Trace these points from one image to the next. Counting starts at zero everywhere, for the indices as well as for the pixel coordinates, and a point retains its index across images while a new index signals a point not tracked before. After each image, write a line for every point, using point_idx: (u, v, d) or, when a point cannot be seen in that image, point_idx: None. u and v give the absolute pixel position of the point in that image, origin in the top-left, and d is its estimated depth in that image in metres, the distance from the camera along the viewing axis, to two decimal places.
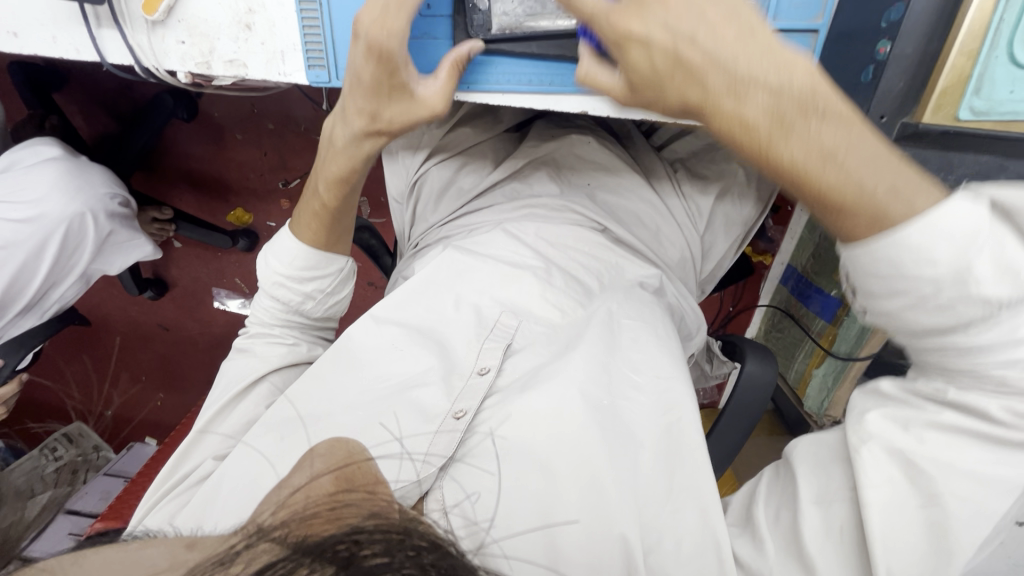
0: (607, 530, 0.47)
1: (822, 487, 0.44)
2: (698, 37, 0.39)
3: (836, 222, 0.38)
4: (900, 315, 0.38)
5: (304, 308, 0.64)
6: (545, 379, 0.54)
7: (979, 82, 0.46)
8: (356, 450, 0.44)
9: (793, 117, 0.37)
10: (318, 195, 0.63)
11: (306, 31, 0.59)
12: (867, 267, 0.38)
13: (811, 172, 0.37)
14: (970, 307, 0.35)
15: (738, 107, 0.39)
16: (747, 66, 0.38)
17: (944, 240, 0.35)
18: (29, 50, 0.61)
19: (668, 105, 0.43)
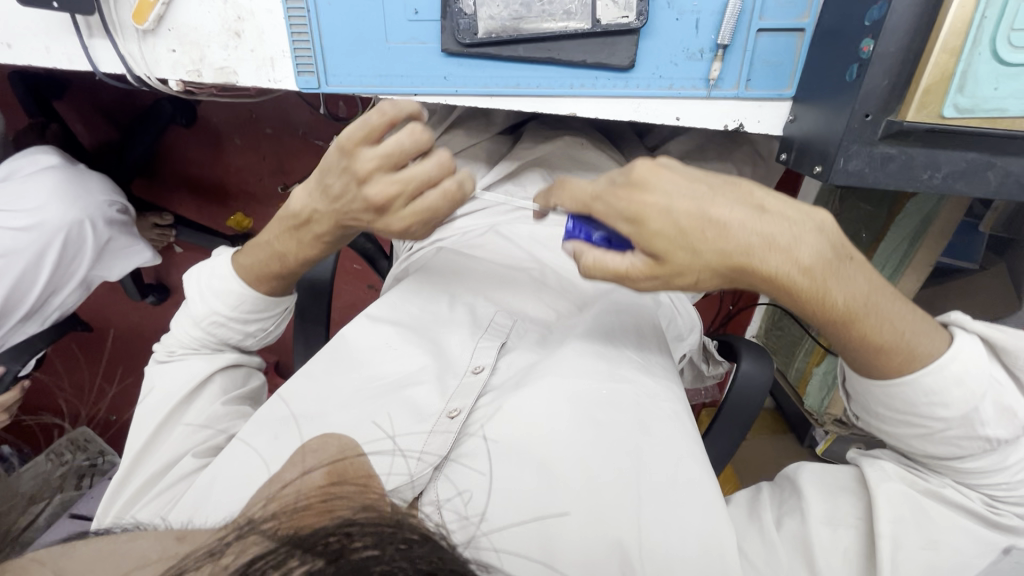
0: (604, 532, 0.46)
1: (831, 511, 0.46)
2: (720, 211, 0.39)
3: (867, 360, 0.42)
4: (913, 439, 0.44)
5: (242, 344, 0.63)
6: (538, 376, 0.54)
7: (963, 80, 0.45)
8: (348, 445, 0.46)
9: (839, 263, 0.39)
10: (278, 259, 0.57)
11: (295, 38, 0.59)
12: (887, 402, 0.43)
13: (855, 315, 0.39)
14: (970, 441, 0.42)
15: (783, 263, 0.38)
16: (780, 227, 0.38)
17: (956, 386, 0.41)
18: (23, 60, 0.62)
19: (687, 280, 0.41)
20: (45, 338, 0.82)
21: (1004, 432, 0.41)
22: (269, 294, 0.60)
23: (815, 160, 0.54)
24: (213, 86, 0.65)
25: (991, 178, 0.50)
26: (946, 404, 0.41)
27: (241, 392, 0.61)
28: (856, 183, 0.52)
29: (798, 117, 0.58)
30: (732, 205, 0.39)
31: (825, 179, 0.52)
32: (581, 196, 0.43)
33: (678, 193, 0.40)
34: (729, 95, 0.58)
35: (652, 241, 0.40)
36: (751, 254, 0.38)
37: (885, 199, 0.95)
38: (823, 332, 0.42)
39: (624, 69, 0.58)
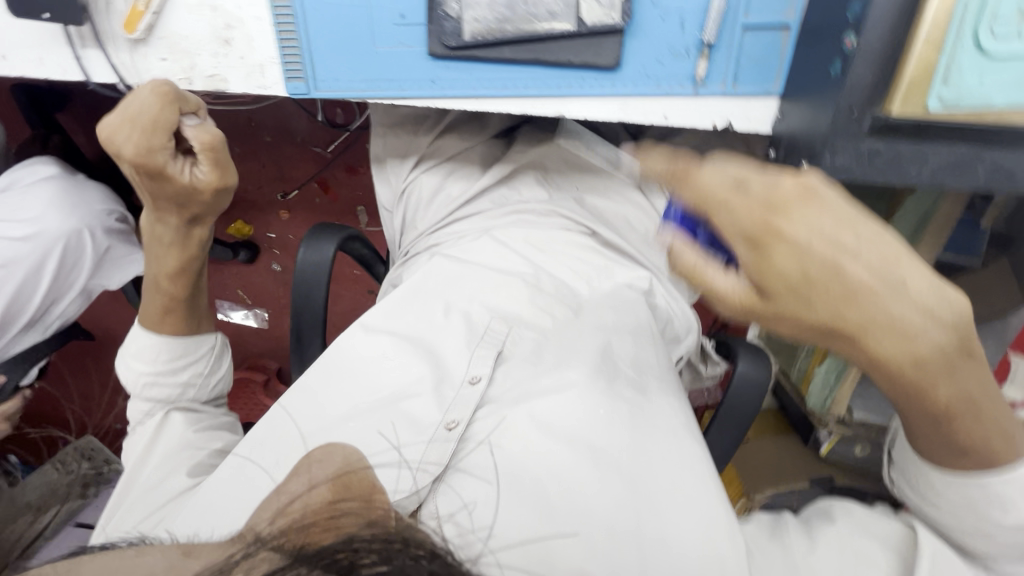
0: (602, 557, 0.45)
1: (867, 551, 0.44)
2: (864, 270, 0.34)
3: (936, 443, 0.40)
4: (951, 516, 0.42)
5: (188, 398, 0.63)
6: (539, 395, 0.53)
7: (947, 73, 0.45)
8: (353, 458, 0.47)
9: (960, 363, 0.36)
10: (160, 289, 0.62)
11: (283, 44, 0.60)
12: (949, 482, 0.42)
13: (953, 412, 0.38)
14: (1023, 539, 0.40)
15: (897, 351, 0.35)
16: (922, 308, 0.34)
17: (1022, 496, 0.39)
18: (16, 72, 0.62)
19: (797, 329, 0.37)
20: (46, 349, 0.83)
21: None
22: (176, 336, 0.63)
23: (801, 155, 0.54)
24: (205, 94, 0.66)
25: (980, 172, 0.49)
26: (1011, 507, 0.39)
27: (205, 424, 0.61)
28: (844, 179, 0.51)
29: (786, 113, 0.57)
30: (881, 260, 0.34)
31: (812, 176, 0.52)
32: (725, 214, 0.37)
33: (839, 235, 0.34)
34: (716, 92, 0.59)
35: (768, 279, 0.36)
36: (867, 330, 0.34)
37: (882, 197, 0.95)
38: (903, 406, 0.39)
39: (611, 69, 0.59)
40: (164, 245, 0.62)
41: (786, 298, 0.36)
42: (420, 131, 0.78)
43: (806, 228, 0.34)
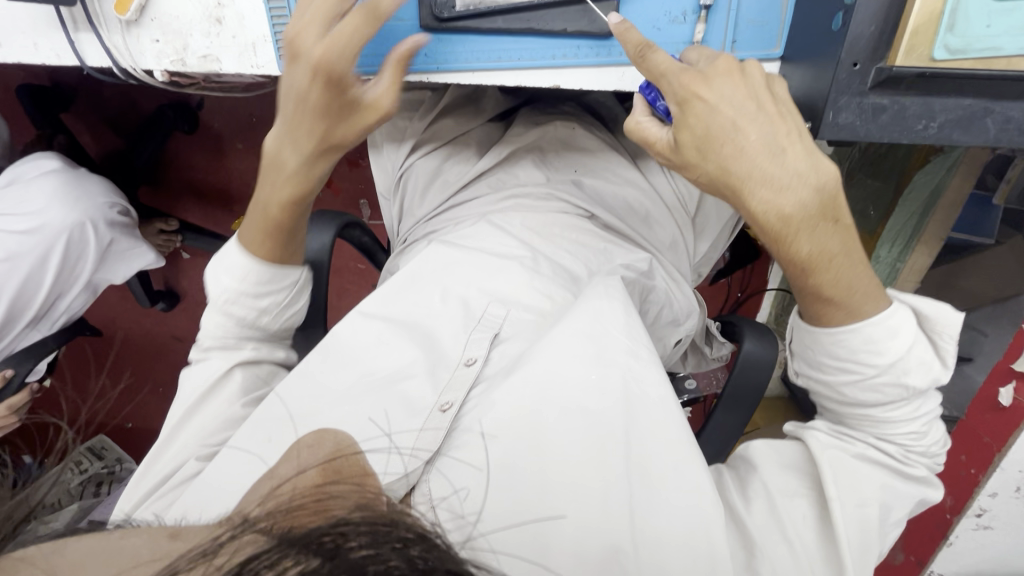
0: (597, 536, 0.44)
1: (786, 484, 0.48)
2: (751, 123, 0.44)
3: (820, 309, 0.47)
4: (850, 388, 0.48)
5: (261, 323, 0.60)
6: (526, 363, 0.51)
7: (953, 18, 0.44)
8: (344, 443, 0.46)
9: (822, 221, 0.44)
10: (267, 215, 0.58)
11: (275, 20, 0.59)
12: (827, 347, 0.48)
13: (817, 267, 0.45)
14: (893, 388, 0.47)
15: (775, 198, 0.43)
16: (793, 163, 0.43)
17: (888, 336, 0.46)
18: (12, 58, 0.62)
19: (710, 166, 0.46)
20: (53, 341, 0.83)
21: (922, 383, 0.47)
22: (269, 259, 0.59)
23: (805, 118, 0.52)
24: (199, 76, 0.65)
25: (990, 125, 0.48)
26: (881, 352, 0.46)
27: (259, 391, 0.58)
28: (848, 137, 0.50)
29: (786, 76, 0.56)
30: (773, 127, 0.45)
31: (815, 136, 0.50)
32: (659, 75, 0.49)
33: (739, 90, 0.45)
34: None
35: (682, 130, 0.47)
36: (743, 182, 0.44)
37: (892, 174, 0.92)
38: (785, 269, 0.47)
39: (605, 36, 0.58)
40: (283, 173, 0.58)
41: (690, 152, 0.47)
42: (416, 117, 0.78)
43: (715, 88, 0.46)
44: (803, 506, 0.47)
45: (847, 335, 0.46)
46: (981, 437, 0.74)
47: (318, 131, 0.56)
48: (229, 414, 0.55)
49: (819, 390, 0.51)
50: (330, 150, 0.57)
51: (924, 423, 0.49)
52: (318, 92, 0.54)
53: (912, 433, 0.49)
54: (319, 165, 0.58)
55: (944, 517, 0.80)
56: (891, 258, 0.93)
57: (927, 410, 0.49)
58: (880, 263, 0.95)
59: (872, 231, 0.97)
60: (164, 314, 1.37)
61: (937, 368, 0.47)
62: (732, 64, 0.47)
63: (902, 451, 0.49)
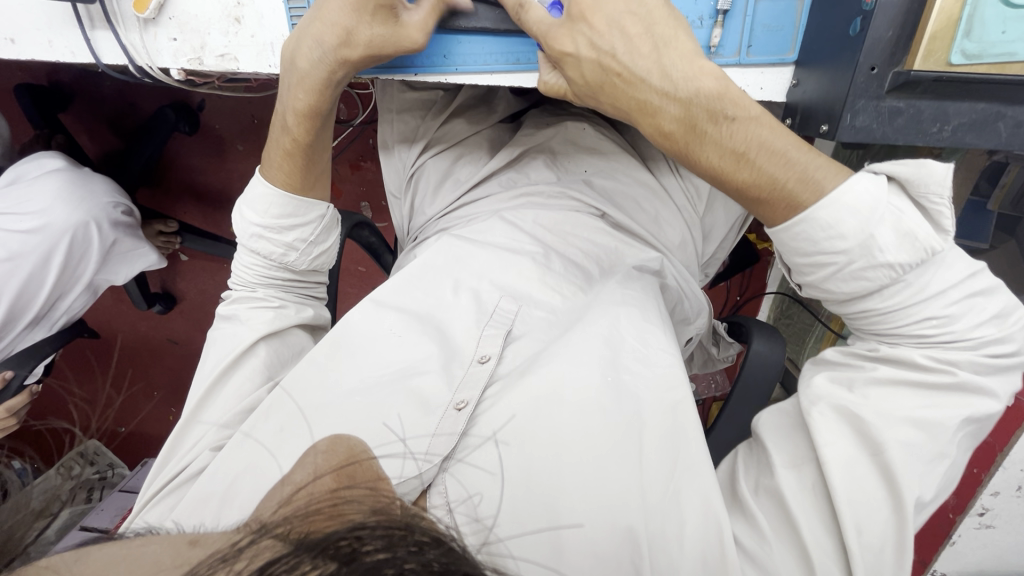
0: (615, 527, 0.45)
1: (792, 453, 0.47)
2: (622, 50, 0.48)
3: (759, 209, 0.48)
4: (831, 281, 0.47)
5: (288, 261, 0.62)
6: (546, 361, 0.53)
7: (970, 25, 0.45)
8: (357, 447, 0.45)
9: (709, 124, 0.46)
10: (288, 131, 0.61)
11: (293, 19, 0.59)
12: (794, 245, 0.47)
13: (731, 170, 0.47)
14: (877, 271, 0.45)
15: (656, 118, 0.48)
16: (652, 77, 0.47)
17: (849, 216, 0.44)
18: (26, 55, 0.62)
19: (606, 105, 0.51)
20: (52, 342, 0.82)
21: (907, 257, 0.44)
22: (288, 181, 0.62)
23: (821, 120, 0.53)
24: (215, 74, 0.65)
25: (1002, 129, 0.50)
26: (842, 236, 0.44)
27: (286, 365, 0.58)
28: (864, 139, 0.51)
29: (800, 82, 0.56)
30: (636, 52, 0.47)
31: (832, 138, 0.51)
32: (533, 29, 0.52)
33: (596, 27, 0.48)
34: (730, 62, 0.56)
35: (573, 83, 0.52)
36: (630, 115, 0.50)
37: None
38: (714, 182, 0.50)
39: None
40: (297, 77, 0.57)
41: (585, 97, 0.53)
42: (427, 116, 0.77)
43: (577, 34, 0.49)
44: (812, 471, 0.44)
45: (789, 228, 0.46)
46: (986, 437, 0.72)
47: (352, 31, 0.54)
48: (246, 401, 0.54)
49: (824, 298, 0.50)
50: (347, 64, 0.56)
51: (947, 304, 0.45)
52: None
53: (932, 318, 0.45)
54: (338, 77, 0.57)
55: (948, 516, 0.78)
56: None
57: (939, 287, 0.45)
58: None
59: None
60: (160, 317, 1.36)
61: (926, 235, 0.44)
62: None
63: (927, 355, 0.45)
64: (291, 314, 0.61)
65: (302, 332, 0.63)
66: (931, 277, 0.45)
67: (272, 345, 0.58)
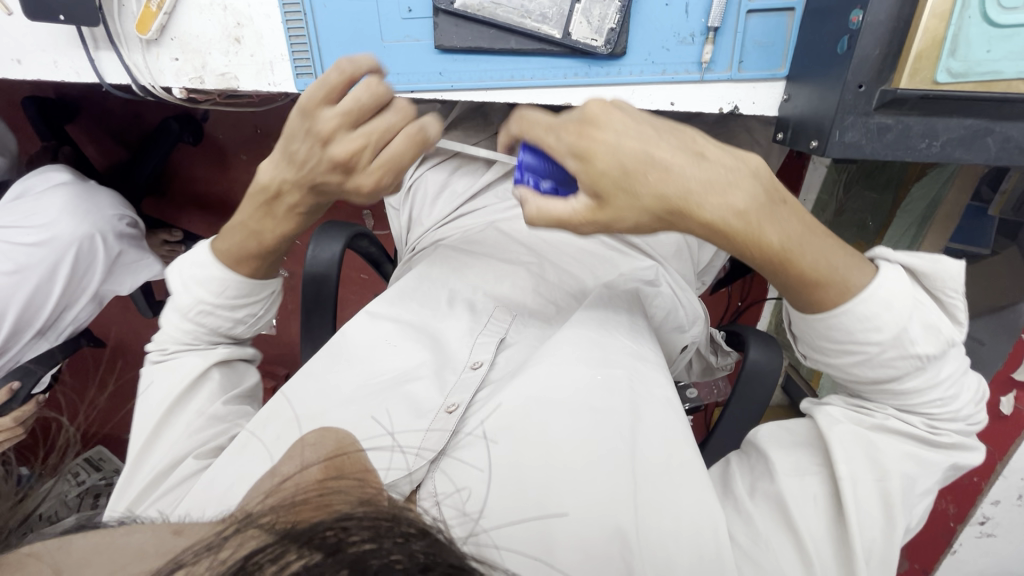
0: (604, 524, 0.44)
1: (795, 463, 0.47)
2: (654, 149, 0.40)
3: (813, 295, 0.43)
4: (855, 366, 0.45)
5: (234, 332, 0.58)
6: (536, 361, 0.53)
7: (954, 44, 0.45)
8: (346, 440, 0.45)
9: (774, 203, 0.40)
10: (260, 239, 0.52)
11: (293, 39, 0.61)
12: (824, 331, 0.44)
13: (798, 252, 0.41)
14: (904, 360, 0.43)
15: (723, 203, 0.39)
16: (701, 180, 0.39)
17: (886, 310, 0.42)
18: (31, 75, 0.64)
19: (651, 194, 0.40)
20: (57, 353, 0.83)
21: (932, 348, 0.43)
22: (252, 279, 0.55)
23: (811, 134, 0.53)
24: (216, 92, 0.67)
25: (990, 144, 0.50)
26: (880, 328, 0.42)
27: (241, 392, 0.57)
28: (853, 155, 0.51)
29: (792, 96, 0.57)
30: (671, 141, 0.40)
31: (822, 153, 0.52)
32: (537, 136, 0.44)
33: (618, 121, 0.41)
34: (721, 77, 0.58)
35: (597, 181, 0.40)
36: (689, 199, 0.39)
37: (890, 186, 0.95)
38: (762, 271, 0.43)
39: (616, 57, 0.59)
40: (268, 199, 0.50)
41: (615, 200, 0.40)
42: None
43: (602, 125, 0.41)
44: (814, 484, 0.45)
45: (841, 317, 0.43)
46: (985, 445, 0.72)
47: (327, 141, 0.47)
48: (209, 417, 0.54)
49: (831, 370, 0.47)
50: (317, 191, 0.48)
51: (952, 387, 0.45)
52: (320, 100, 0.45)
53: (937, 400, 0.45)
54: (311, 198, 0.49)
55: (948, 525, 0.79)
56: None
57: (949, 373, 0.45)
58: None
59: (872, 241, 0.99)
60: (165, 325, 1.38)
61: (950, 328, 0.43)
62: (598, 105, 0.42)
63: (930, 423, 0.45)
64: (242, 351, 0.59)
65: (245, 362, 0.61)
66: (946, 370, 0.44)
67: (223, 370, 0.57)
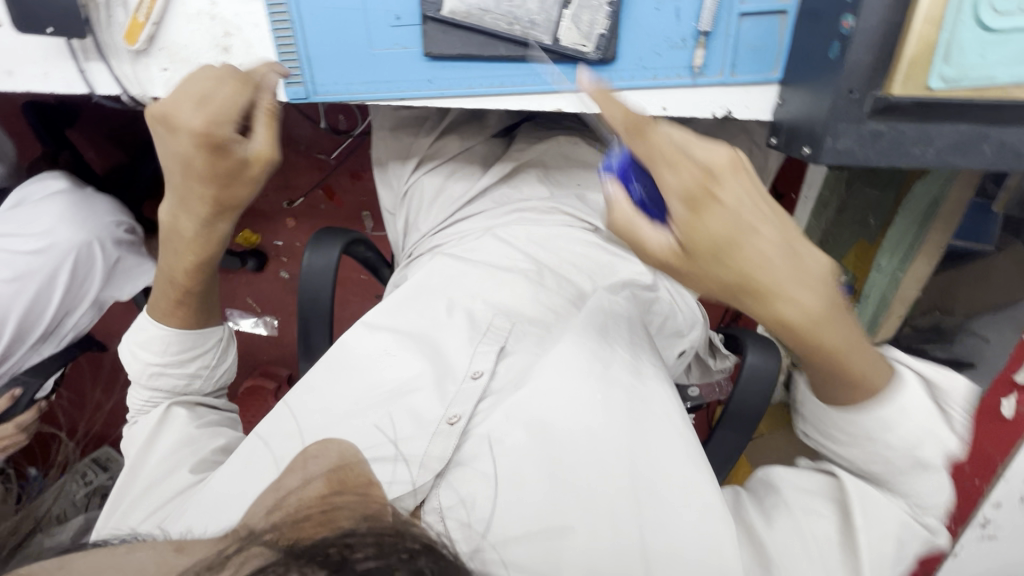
0: (611, 541, 0.45)
1: (807, 503, 0.47)
2: (759, 225, 0.37)
3: (841, 388, 0.43)
4: (856, 452, 0.45)
5: (194, 388, 0.61)
6: (534, 375, 0.52)
7: (947, 50, 0.44)
8: (347, 451, 0.47)
9: (842, 309, 0.40)
10: (174, 282, 0.58)
11: (282, 49, 0.61)
12: (841, 419, 0.45)
13: (845, 356, 0.41)
14: (898, 459, 0.44)
15: (803, 300, 0.38)
16: (790, 274, 0.37)
17: (901, 416, 0.43)
18: (22, 87, 0.63)
19: (726, 277, 0.38)
20: (59, 360, 0.84)
21: (927, 457, 0.43)
22: (187, 326, 0.60)
23: (803, 141, 0.53)
24: None
25: (986, 150, 0.49)
26: (889, 428, 0.43)
27: (213, 417, 0.60)
28: (846, 162, 0.51)
29: (787, 100, 0.56)
30: (778, 225, 0.38)
31: (815, 160, 0.51)
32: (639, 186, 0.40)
33: (738, 198, 0.37)
34: (714, 82, 0.57)
35: (694, 244, 0.38)
36: (768, 288, 0.37)
37: (891, 183, 0.92)
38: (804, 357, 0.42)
39: (606, 62, 0.58)
40: (183, 239, 0.56)
41: (704, 259, 0.38)
42: (421, 133, 0.79)
43: (723, 199, 0.37)
44: (825, 526, 0.45)
45: (869, 407, 0.43)
46: (985, 446, 0.72)
47: (209, 198, 0.53)
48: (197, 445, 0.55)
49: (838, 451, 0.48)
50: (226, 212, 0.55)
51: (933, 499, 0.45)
52: (200, 160, 0.50)
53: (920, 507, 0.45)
54: (225, 227, 0.56)
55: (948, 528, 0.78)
56: (891, 268, 0.91)
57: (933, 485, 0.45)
58: (880, 271, 0.92)
59: (874, 239, 0.96)
60: None
61: (948, 438, 0.43)
62: (717, 172, 0.37)
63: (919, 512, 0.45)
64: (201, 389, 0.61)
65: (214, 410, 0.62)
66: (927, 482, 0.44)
67: (187, 409, 0.59)
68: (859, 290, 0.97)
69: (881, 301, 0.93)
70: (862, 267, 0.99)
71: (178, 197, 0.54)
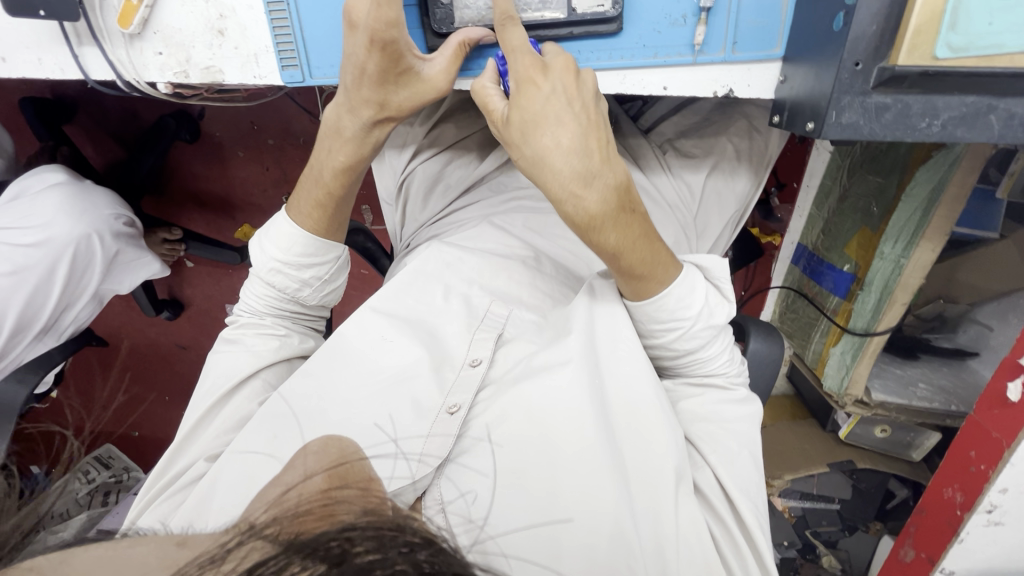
0: (605, 534, 0.44)
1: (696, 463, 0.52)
2: (563, 122, 0.46)
3: (627, 278, 0.50)
4: (675, 340, 0.53)
5: (301, 296, 0.61)
6: (540, 371, 0.52)
7: (954, 18, 0.43)
8: (349, 450, 0.43)
9: (626, 207, 0.47)
10: (322, 182, 0.60)
11: (277, 31, 0.59)
12: (652, 313, 0.52)
13: (621, 250, 0.47)
14: (697, 334, 0.52)
15: (584, 189, 0.45)
16: (573, 169, 0.45)
17: (689, 295, 0.51)
18: (18, 73, 0.65)
19: (528, 153, 0.48)
20: (61, 352, 0.84)
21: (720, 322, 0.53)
22: (317, 231, 0.60)
23: (807, 117, 0.52)
24: (203, 87, 0.67)
25: (993, 121, 0.49)
26: (689, 306, 0.51)
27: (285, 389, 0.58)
28: (850, 136, 0.51)
29: (788, 77, 0.56)
30: (576, 121, 0.47)
31: (818, 135, 0.51)
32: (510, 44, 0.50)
33: (544, 90, 0.48)
34: (716, 59, 0.57)
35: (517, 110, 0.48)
36: (549, 165, 0.46)
37: (894, 169, 0.90)
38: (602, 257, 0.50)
39: (612, 34, 0.57)
40: (341, 139, 0.58)
41: (514, 129, 0.49)
42: (417, 121, 0.75)
43: (543, 82, 0.48)
44: (709, 476, 0.51)
45: (660, 299, 0.50)
46: (991, 432, 0.71)
47: (375, 101, 0.56)
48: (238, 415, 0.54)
49: (657, 350, 0.56)
50: (386, 122, 0.58)
51: (728, 362, 0.55)
52: (375, 61, 0.52)
53: (719, 376, 0.55)
54: (377, 134, 0.59)
55: (954, 513, 0.77)
56: (895, 254, 0.88)
57: (726, 347, 0.55)
58: (885, 258, 0.89)
59: (877, 227, 0.93)
60: (169, 323, 1.39)
61: (728, 304, 0.54)
62: (537, 71, 0.48)
63: (726, 377, 0.56)
64: (296, 345, 0.60)
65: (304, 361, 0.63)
66: (719, 347, 0.54)
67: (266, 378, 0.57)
68: (862, 277, 0.96)
69: (885, 288, 0.90)
70: (865, 255, 0.96)
71: (348, 93, 0.56)
